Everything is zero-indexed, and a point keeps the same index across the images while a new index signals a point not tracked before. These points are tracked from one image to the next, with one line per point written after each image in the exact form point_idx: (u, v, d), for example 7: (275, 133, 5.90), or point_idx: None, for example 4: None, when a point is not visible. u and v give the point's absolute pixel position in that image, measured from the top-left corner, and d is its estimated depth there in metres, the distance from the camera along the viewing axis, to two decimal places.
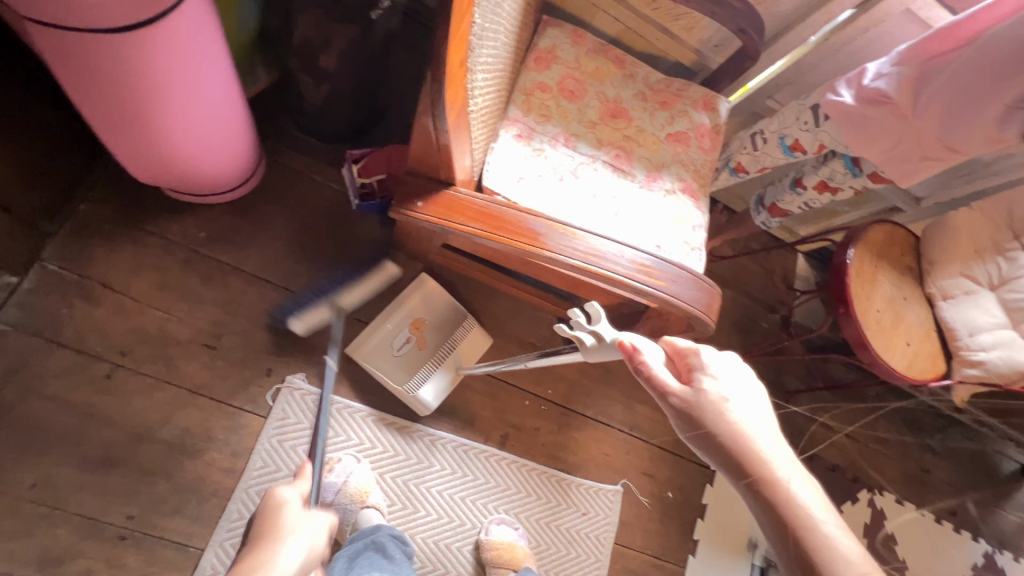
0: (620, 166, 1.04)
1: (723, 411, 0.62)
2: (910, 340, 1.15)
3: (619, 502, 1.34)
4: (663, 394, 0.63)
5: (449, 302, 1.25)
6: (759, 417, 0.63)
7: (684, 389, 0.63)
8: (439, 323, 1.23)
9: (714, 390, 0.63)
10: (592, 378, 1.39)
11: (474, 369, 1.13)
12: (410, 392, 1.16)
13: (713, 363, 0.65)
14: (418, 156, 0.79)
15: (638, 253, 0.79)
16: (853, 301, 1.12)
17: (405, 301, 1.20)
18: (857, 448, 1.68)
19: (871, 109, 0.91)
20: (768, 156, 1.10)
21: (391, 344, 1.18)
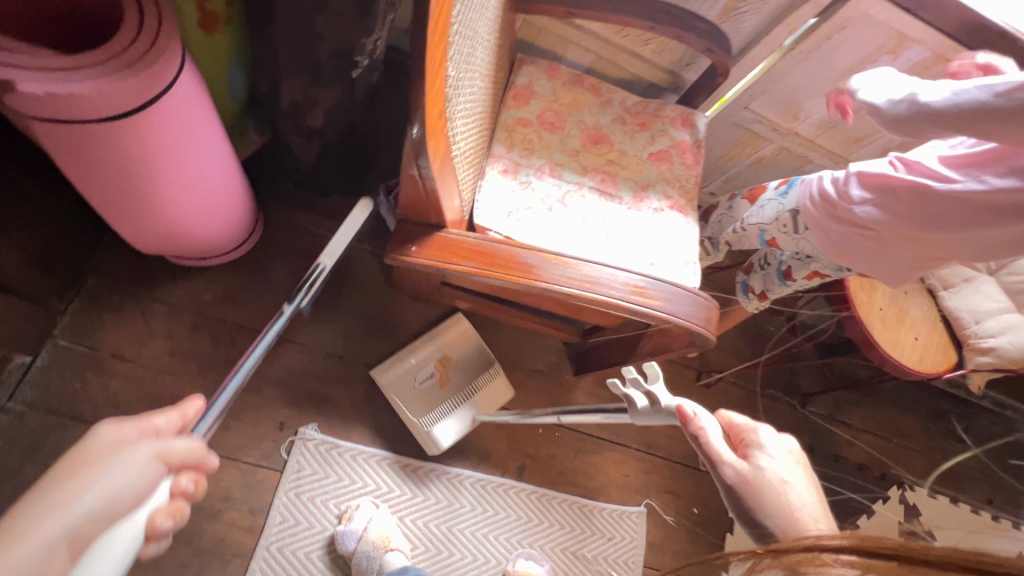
0: (607, 190, 1.06)
1: (780, 491, 0.60)
2: (917, 334, 1.13)
3: (644, 523, 1.32)
4: (717, 466, 0.63)
5: (478, 346, 1.27)
6: (812, 491, 0.63)
7: (741, 463, 0.63)
8: (465, 365, 1.25)
9: (770, 467, 0.62)
10: (603, 400, 1.39)
11: (494, 418, 1.13)
12: (423, 428, 1.17)
13: (772, 441, 0.64)
14: (408, 203, 0.81)
15: (631, 274, 0.80)
16: (855, 301, 1.10)
17: (430, 339, 1.23)
18: (882, 444, 1.66)
19: (864, 240, 0.84)
20: (751, 242, 1.02)
21: (415, 377, 1.20)
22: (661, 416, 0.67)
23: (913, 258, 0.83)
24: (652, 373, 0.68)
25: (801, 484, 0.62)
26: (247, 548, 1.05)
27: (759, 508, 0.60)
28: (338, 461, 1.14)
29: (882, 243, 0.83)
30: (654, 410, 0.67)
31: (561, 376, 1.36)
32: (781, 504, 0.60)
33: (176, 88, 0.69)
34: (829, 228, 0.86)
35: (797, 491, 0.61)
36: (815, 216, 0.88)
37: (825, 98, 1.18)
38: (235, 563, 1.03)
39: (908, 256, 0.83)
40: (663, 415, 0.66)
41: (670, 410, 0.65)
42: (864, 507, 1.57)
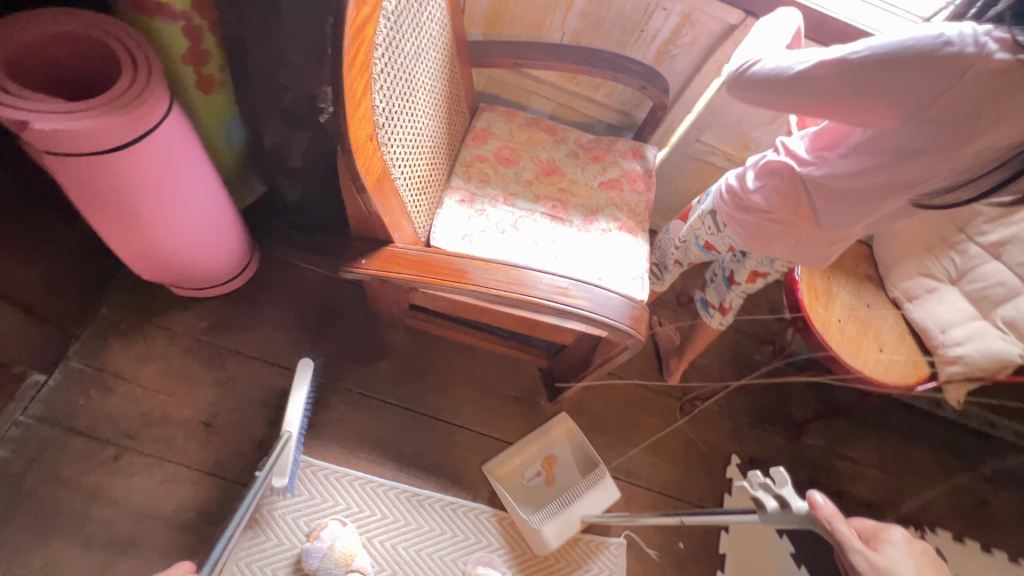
0: (558, 215, 1.15)
1: None
2: (883, 346, 1.11)
3: (623, 555, 1.27)
4: (848, 554, 0.54)
5: (582, 447, 1.33)
6: None
7: (876, 555, 0.54)
8: (570, 463, 1.32)
9: (904, 567, 0.54)
10: (580, 426, 1.40)
11: (601, 519, 1.15)
12: (533, 525, 1.20)
13: (910, 540, 0.57)
14: (359, 222, 0.92)
15: (555, 277, 0.87)
16: (810, 313, 1.11)
17: (540, 438, 1.32)
18: (893, 480, 1.57)
19: (774, 225, 0.92)
20: (692, 252, 1.14)
21: (524, 475, 1.29)
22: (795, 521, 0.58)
23: (821, 237, 0.90)
24: (780, 473, 0.61)
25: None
26: None
27: None
28: (311, 479, 1.19)
29: (789, 225, 0.91)
30: (782, 513, 0.59)
31: (535, 402, 1.39)
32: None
33: (159, 127, 0.84)
34: (744, 220, 0.96)
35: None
36: (731, 212, 0.97)
37: (769, 127, 1.26)
38: None
39: (815, 237, 0.90)
40: (791, 522, 0.59)
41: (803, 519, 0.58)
42: None
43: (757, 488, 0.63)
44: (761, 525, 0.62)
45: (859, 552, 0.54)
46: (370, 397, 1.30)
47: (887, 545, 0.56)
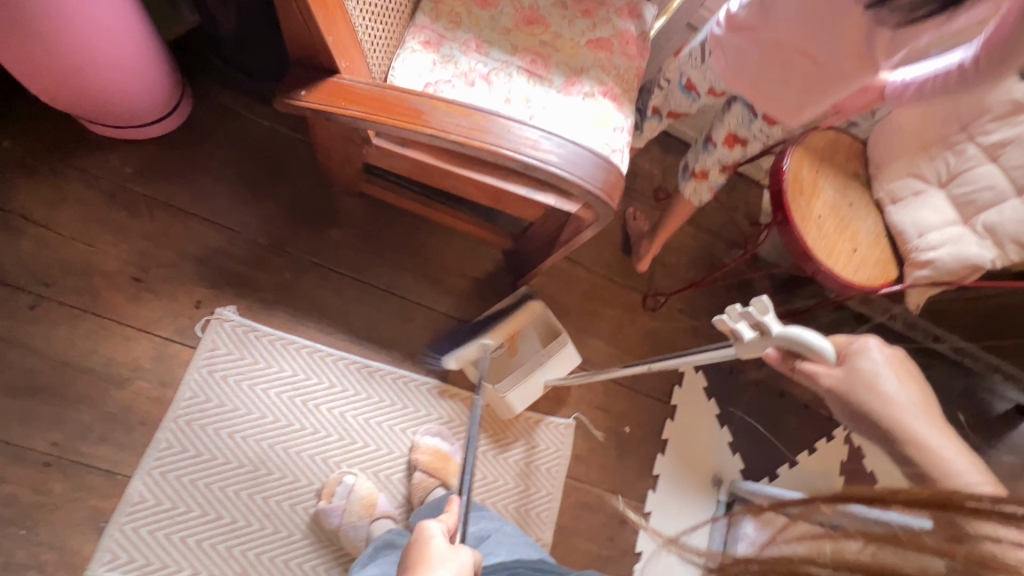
0: (536, 73, 1.01)
1: (863, 389, 0.60)
2: (856, 247, 1.08)
3: (571, 435, 1.31)
4: (807, 374, 0.63)
5: (546, 318, 1.25)
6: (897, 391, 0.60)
7: (834, 367, 0.61)
8: (533, 335, 1.24)
9: (862, 367, 0.60)
10: None
11: (566, 387, 1.15)
12: (501, 398, 1.19)
13: (874, 348, 0.61)
14: (295, 41, 0.76)
15: (524, 126, 0.76)
16: (791, 207, 1.04)
17: (504, 309, 1.22)
18: None
19: (753, 48, 0.91)
20: (673, 96, 1.10)
21: (486, 353, 1.20)
22: (761, 343, 0.65)
23: (801, 64, 0.89)
24: (761, 303, 0.63)
25: (911, 387, 0.61)
26: (154, 418, 1.05)
27: (853, 401, 0.60)
28: (255, 344, 1.13)
29: (766, 49, 0.91)
30: (760, 342, 0.64)
31: (497, 285, 1.34)
32: (893, 422, 0.59)
33: None
34: (726, 44, 0.94)
35: (923, 413, 0.60)
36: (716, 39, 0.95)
37: None
38: (140, 430, 1.04)
39: (790, 69, 0.90)
40: (769, 345, 0.64)
41: (780, 343, 0.63)
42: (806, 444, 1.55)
43: (734, 318, 0.67)
44: (740, 354, 0.68)
45: (821, 371, 0.62)
46: (321, 265, 1.21)
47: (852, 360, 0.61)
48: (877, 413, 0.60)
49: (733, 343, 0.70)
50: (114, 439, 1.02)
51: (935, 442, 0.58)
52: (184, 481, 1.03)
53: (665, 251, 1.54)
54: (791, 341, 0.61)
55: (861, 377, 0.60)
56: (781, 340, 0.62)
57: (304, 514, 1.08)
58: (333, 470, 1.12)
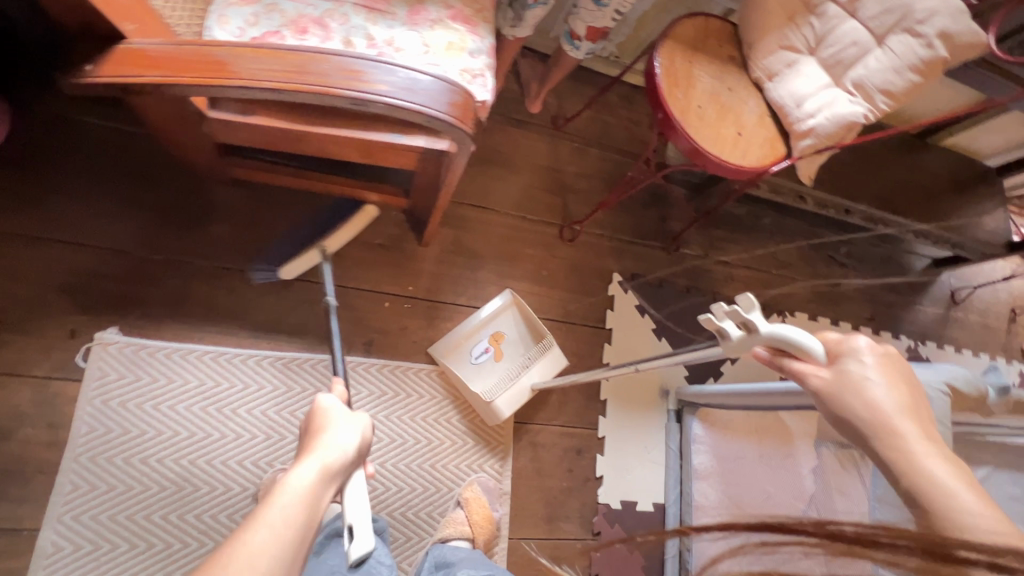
0: (375, 7, 0.93)
1: (861, 390, 0.61)
2: (741, 130, 1.06)
3: None
4: (800, 375, 0.64)
5: (531, 321, 1.28)
6: (890, 394, 0.61)
7: (826, 371, 0.63)
8: (518, 337, 1.27)
9: (855, 370, 0.62)
10: (457, 265, 1.33)
11: (553, 384, 1.15)
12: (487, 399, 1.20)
13: (866, 349, 0.63)
14: (60, 8, 0.66)
15: (345, 57, 0.69)
16: (668, 102, 1.02)
17: (488, 317, 1.24)
18: (763, 274, 1.69)
19: None
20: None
21: (470, 353, 1.24)
22: (751, 340, 0.64)
23: None
24: (747, 300, 0.62)
25: (900, 391, 0.61)
26: (51, 464, 0.97)
27: (843, 408, 0.61)
28: (148, 362, 1.04)
29: None
30: (749, 340, 0.63)
31: (405, 247, 1.28)
32: (877, 424, 0.60)
33: None
34: None
35: (907, 418, 0.60)
36: None
37: None
38: (39, 480, 0.96)
39: None
40: (754, 344, 0.64)
41: (767, 341, 0.63)
42: None
43: (719, 318, 0.65)
44: (725, 351, 0.67)
45: (810, 371, 0.63)
46: (205, 264, 1.12)
47: (844, 361, 0.63)
48: (858, 414, 0.61)
49: (722, 343, 0.67)
50: (11, 495, 0.94)
51: (918, 451, 0.58)
52: (101, 520, 0.96)
53: (575, 180, 1.51)
54: (780, 336, 0.62)
55: (850, 381, 0.62)
56: (771, 336, 0.62)
57: (245, 522, 1.03)
58: (267, 470, 1.07)
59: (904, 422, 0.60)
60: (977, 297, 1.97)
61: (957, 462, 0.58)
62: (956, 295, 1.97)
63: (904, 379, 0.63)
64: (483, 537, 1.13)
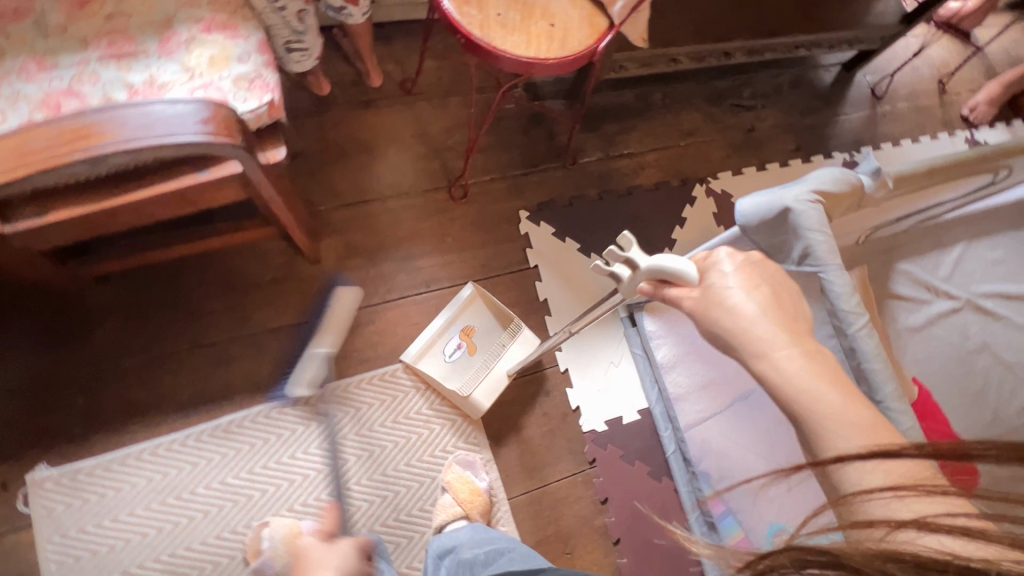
0: (122, 51, 0.87)
1: (727, 304, 0.67)
2: (553, 20, 1.00)
3: None
4: (670, 296, 0.70)
5: (497, 310, 1.27)
6: (754, 304, 0.68)
7: (695, 289, 0.69)
8: (487, 329, 1.26)
9: (720, 283, 0.68)
10: (358, 268, 1.29)
11: (524, 364, 1.16)
12: (465, 394, 1.20)
13: (727, 263, 0.70)
14: None
15: (64, 120, 0.65)
16: (464, 23, 0.95)
17: (454, 310, 1.24)
18: (673, 150, 1.62)
19: None
20: None
21: (443, 352, 1.24)
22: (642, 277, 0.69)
23: None
24: (627, 241, 0.67)
25: (758, 296, 0.68)
26: None
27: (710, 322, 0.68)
28: (89, 481, 1.04)
29: None
30: (636, 278, 0.69)
31: (299, 271, 1.25)
32: (741, 331, 0.67)
33: None
34: None
35: (769, 320, 0.67)
36: None
37: None
38: None
39: None
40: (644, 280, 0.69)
41: (652, 275, 0.68)
42: (676, 219, 1.54)
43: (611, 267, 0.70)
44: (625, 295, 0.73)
45: (682, 293, 0.70)
46: (106, 369, 1.10)
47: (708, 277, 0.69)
48: (728, 326, 0.67)
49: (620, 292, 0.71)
50: None
51: (781, 355, 0.66)
52: None
53: (446, 136, 1.44)
54: (661, 271, 0.67)
55: (714, 294, 0.68)
56: (658, 270, 0.68)
57: None
58: (246, 533, 1.07)
59: (769, 327, 0.67)
60: (898, 83, 1.89)
61: (816, 356, 0.67)
62: (878, 89, 1.88)
63: (763, 280, 0.72)
64: (475, 511, 1.14)
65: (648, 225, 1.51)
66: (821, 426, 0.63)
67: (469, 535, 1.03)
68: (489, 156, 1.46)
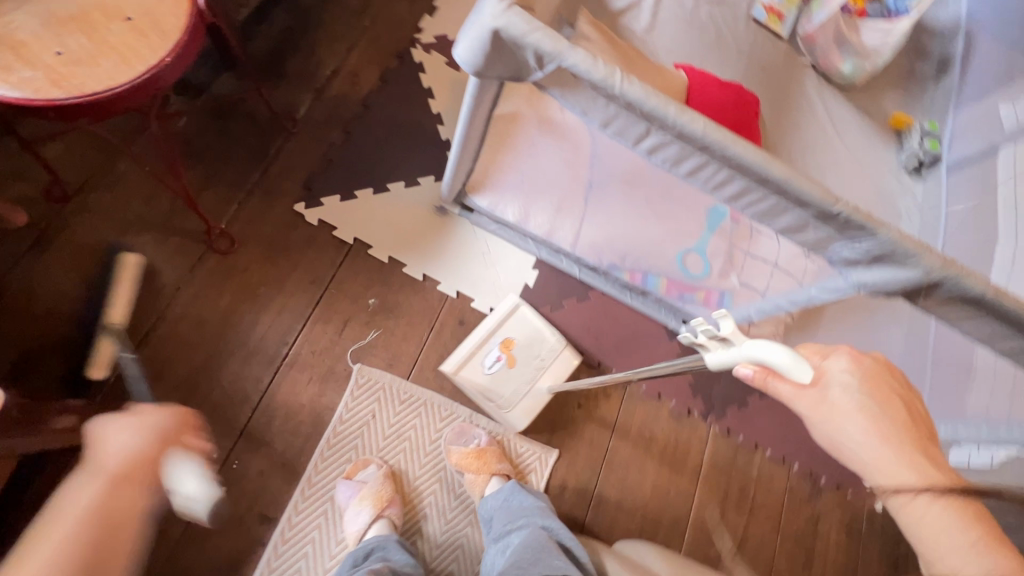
0: None
1: (847, 421, 0.63)
2: (123, 14, 0.80)
3: (373, 373, 1.20)
4: (770, 385, 0.66)
5: (536, 325, 1.29)
6: (881, 437, 0.62)
7: (807, 387, 0.64)
8: (527, 343, 1.28)
9: (840, 391, 0.63)
10: (210, 389, 1.12)
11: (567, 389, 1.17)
12: (501, 407, 1.24)
13: (842, 368, 0.64)
14: None
15: None
16: (36, 94, 0.74)
17: (502, 320, 1.27)
18: (366, 36, 1.46)
19: None
20: None
21: (483, 363, 1.24)
22: (727, 363, 0.70)
23: None
24: (736, 335, 0.70)
25: (884, 427, 0.63)
26: None
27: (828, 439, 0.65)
28: None
29: None
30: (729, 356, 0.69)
31: None
32: (870, 461, 0.63)
33: None
34: None
35: (897, 443, 0.63)
36: None
37: None
38: None
39: None
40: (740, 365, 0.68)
41: (752, 360, 0.66)
42: (425, 94, 1.44)
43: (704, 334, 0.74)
44: (709, 365, 0.73)
45: (794, 396, 0.64)
46: None
47: (829, 376, 0.64)
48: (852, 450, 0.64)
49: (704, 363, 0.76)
50: None
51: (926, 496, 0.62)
52: None
53: (154, 206, 1.19)
54: (758, 355, 0.65)
55: (832, 408, 0.63)
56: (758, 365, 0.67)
57: None
58: None
59: (892, 452, 0.63)
60: None
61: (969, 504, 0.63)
62: None
63: (891, 395, 0.64)
64: (494, 463, 1.17)
65: (407, 118, 1.41)
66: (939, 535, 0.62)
67: (499, 504, 1.08)
68: (215, 187, 1.25)
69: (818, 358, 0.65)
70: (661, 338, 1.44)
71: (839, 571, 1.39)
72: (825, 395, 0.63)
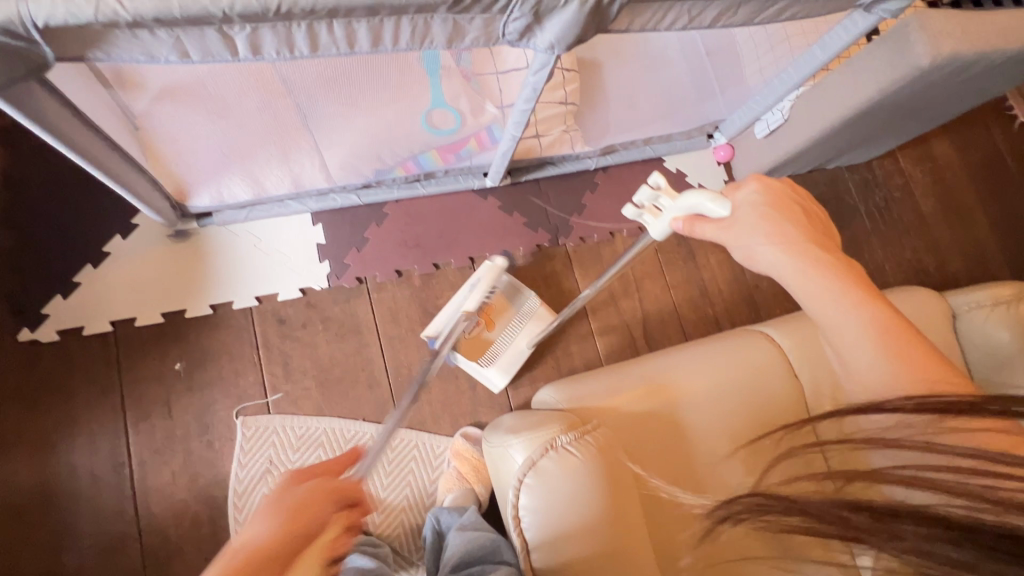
0: None
1: (764, 250, 0.67)
2: None
3: (250, 422, 1.13)
4: (692, 228, 0.70)
5: (517, 289, 1.25)
6: (803, 270, 0.68)
7: (722, 218, 0.68)
8: (508, 307, 1.24)
9: (734, 206, 0.68)
10: (82, 552, 1.01)
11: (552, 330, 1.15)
12: (483, 368, 1.22)
13: (748, 198, 0.68)
14: None
15: None
16: None
17: (471, 292, 1.17)
18: None
19: None
20: None
21: (460, 332, 1.21)
22: (666, 224, 0.73)
23: None
24: (670, 191, 0.73)
25: (791, 256, 0.67)
26: None
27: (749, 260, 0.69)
28: None
29: None
30: (670, 209, 0.72)
31: None
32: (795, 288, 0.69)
33: None
34: None
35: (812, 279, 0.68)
36: None
37: None
38: None
39: None
40: (677, 217, 0.72)
41: (691, 211, 0.70)
42: None
43: (643, 201, 0.74)
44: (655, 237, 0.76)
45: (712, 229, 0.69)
46: None
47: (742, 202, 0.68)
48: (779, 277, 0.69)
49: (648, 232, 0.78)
50: None
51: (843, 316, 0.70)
52: None
53: None
54: (696, 202, 0.69)
55: (744, 231, 0.67)
56: (689, 213, 0.71)
57: None
58: None
59: (809, 285, 0.69)
60: None
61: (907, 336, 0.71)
62: None
63: (801, 233, 0.68)
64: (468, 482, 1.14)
65: (68, 167, 1.16)
66: (871, 361, 0.71)
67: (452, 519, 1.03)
68: None
69: (734, 190, 0.70)
70: (476, 203, 1.39)
71: (730, 284, 1.52)
72: (737, 224, 0.68)
